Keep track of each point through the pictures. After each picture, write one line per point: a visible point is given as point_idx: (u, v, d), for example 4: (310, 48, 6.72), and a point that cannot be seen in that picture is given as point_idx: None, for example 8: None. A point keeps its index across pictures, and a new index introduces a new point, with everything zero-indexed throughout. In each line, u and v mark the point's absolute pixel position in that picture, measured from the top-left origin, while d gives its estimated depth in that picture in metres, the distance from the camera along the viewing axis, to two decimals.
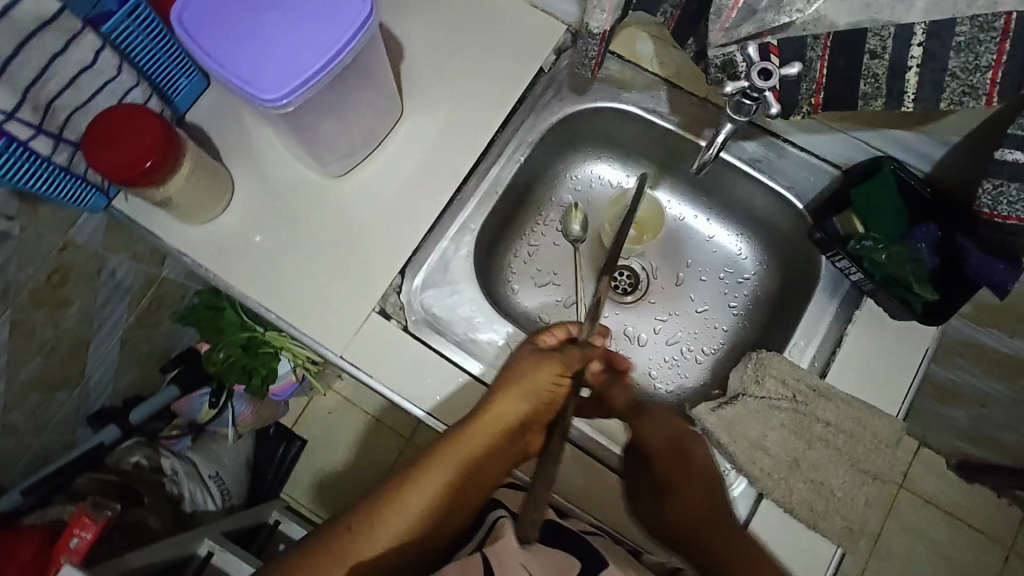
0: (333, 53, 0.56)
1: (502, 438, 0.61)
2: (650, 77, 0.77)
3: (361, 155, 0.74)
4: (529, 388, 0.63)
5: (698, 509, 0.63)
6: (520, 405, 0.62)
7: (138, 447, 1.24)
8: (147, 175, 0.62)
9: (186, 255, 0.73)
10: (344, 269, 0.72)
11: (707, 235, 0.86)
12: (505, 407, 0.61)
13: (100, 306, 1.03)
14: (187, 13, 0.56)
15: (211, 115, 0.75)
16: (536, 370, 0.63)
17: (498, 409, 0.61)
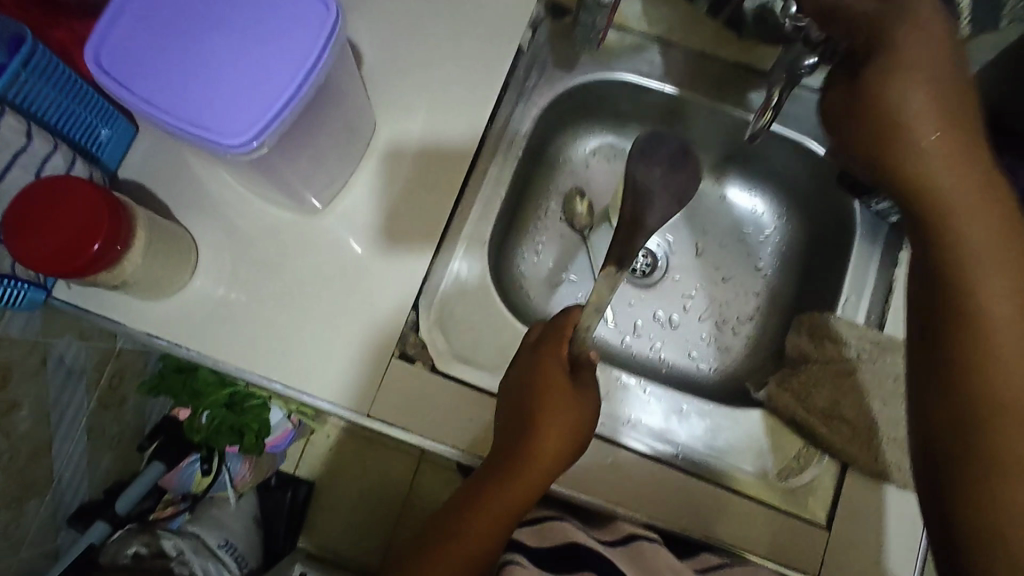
0: (305, 71, 0.46)
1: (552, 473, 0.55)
2: (639, 38, 0.70)
3: (339, 182, 0.64)
4: (571, 416, 0.56)
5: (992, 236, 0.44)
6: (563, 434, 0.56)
7: (133, 537, 1.07)
8: (98, 260, 0.51)
9: (157, 337, 0.62)
10: (348, 315, 0.62)
11: (718, 197, 0.81)
12: (549, 438, 0.55)
13: (56, 397, 0.89)
14: (106, 55, 0.45)
15: (150, 168, 0.64)
16: (550, 376, 0.57)
17: (547, 443, 0.54)
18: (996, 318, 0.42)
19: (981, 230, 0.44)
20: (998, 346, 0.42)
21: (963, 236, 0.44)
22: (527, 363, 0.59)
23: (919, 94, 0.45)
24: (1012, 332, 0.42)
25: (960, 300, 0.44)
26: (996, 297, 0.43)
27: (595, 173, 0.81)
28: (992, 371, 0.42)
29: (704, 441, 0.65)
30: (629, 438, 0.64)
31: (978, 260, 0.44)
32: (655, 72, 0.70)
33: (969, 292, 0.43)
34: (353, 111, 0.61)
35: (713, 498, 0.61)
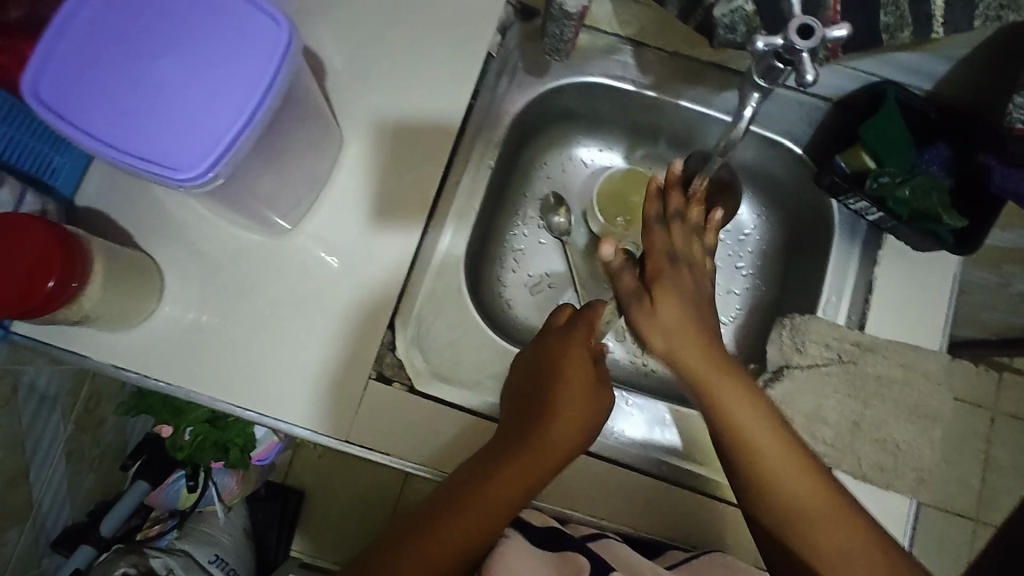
0: (258, 95, 0.44)
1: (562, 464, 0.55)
2: (611, 38, 0.68)
3: (307, 201, 0.62)
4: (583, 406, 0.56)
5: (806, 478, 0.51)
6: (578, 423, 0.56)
7: (121, 557, 1.00)
8: (52, 300, 0.49)
9: (126, 369, 0.60)
10: (321, 337, 0.61)
11: None
12: (565, 427, 0.55)
13: (29, 425, 0.87)
14: (47, 85, 0.43)
15: (109, 193, 0.61)
16: (571, 364, 0.57)
17: (561, 430, 0.55)
18: (758, 439, 0.52)
19: (719, 372, 0.53)
20: (762, 458, 0.51)
21: (711, 379, 0.53)
22: (542, 357, 0.58)
23: (668, 301, 0.55)
24: (762, 446, 0.52)
25: (718, 428, 0.53)
26: (754, 429, 0.52)
27: (572, 177, 0.79)
28: (785, 493, 0.51)
29: (686, 447, 0.65)
30: (610, 449, 0.63)
31: (720, 394, 0.53)
32: (628, 74, 0.69)
33: (723, 417, 0.53)
34: (317, 128, 0.59)
35: (696, 505, 0.61)
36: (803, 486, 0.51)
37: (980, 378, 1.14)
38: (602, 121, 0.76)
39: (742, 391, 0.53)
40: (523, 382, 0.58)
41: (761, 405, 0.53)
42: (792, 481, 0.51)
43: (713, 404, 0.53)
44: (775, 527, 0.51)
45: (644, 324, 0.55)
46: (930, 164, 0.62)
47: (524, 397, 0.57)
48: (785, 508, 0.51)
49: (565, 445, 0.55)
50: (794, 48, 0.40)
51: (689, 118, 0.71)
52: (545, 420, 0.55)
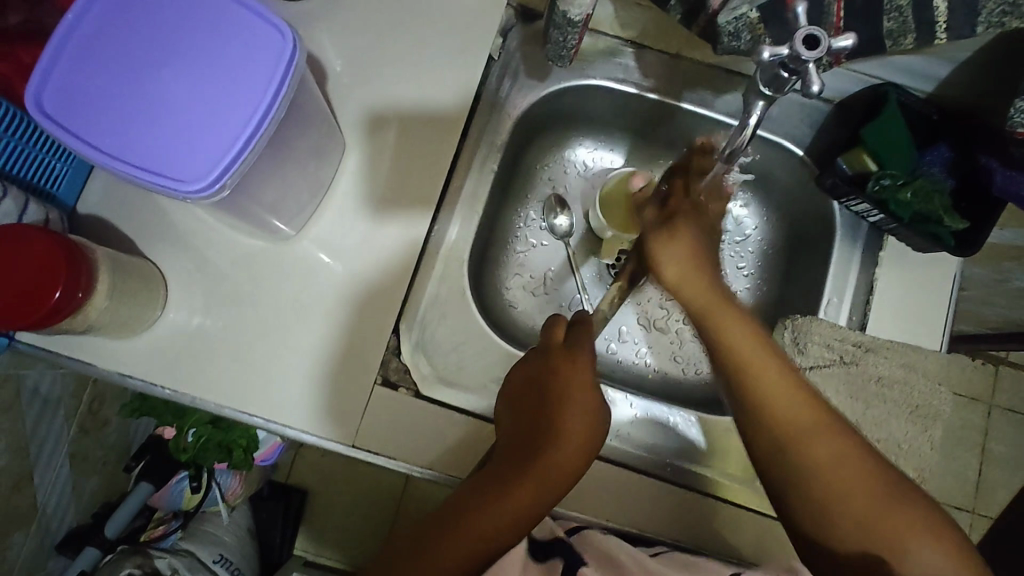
0: (262, 108, 0.44)
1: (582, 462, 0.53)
2: (613, 41, 0.68)
3: (310, 207, 0.62)
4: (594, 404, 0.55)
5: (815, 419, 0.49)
6: (591, 416, 0.54)
7: (126, 558, 1.00)
8: (59, 311, 0.49)
9: (131, 377, 0.60)
10: (325, 344, 0.61)
11: None
12: (580, 422, 0.54)
13: (32, 430, 0.87)
14: (50, 99, 0.43)
15: (111, 201, 0.61)
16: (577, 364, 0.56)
17: (576, 422, 0.53)
18: (786, 408, 0.49)
19: (746, 338, 0.51)
20: (792, 428, 0.48)
21: (737, 340, 0.51)
22: (537, 371, 0.57)
23: (683, 240, 0.56)
24: (789, 411, 0.49)
25: (744, 398, 0.50)
26: (783, 394, 0.49)
27: (574, 179, 0.79)
28: (809, 456, 0.48)
29: (688, 449, 0.65)
30: (612, 450, 0.63)
31: (749, 363, 0.50)
32: (630, 77, 0.69)
33: (752, 383, 0.50)
34: (320, 135, 0.59)
35: (699, 506, 0.61)
36: (845, 457, 0.47)
37: (977, 370, 1.16)
38: (603, 122, 0.76)
39: (772, 362, 0.50)
40: (515, 396, 0.56)
41: (793, 376, 0.50)
42: (823, 455, 0.47)
43: (742, 371, 0.50)
44: (811, 512, 0.48)
45: (671, 275, 0.55)
46: (930, 166, 0.63)
47: (521, 410, 0.55)
48: (822, 486, 0.47)
49: (572, 459, 0.52)
50: (800, 58, 0.40)
51: (691, 119, 0.71)
52: (547, 432, 0.53)
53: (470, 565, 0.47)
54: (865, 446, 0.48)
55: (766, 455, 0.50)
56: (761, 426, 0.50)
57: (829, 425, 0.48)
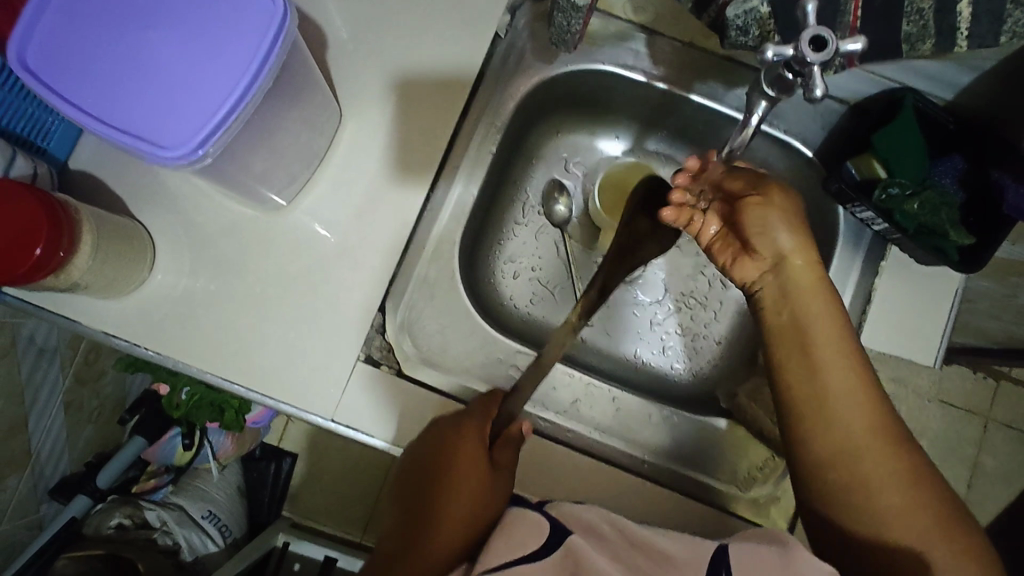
0: (249, 73, 0.42)
1: (488, 484, 0.54)
2: (624, 25, 0.66)
3: (304, 177, 0.62)
4: (468, 458, 0.54)
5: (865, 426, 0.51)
6: (472, 461, 0.55)
7: (115, 508, 1.09)
8: (40, 267, 0.49)
9: (115, 337, 0.60)
10: (312, 318, 0.61)
11: None
12: (467, 458, 0.55)
13: (27, 379, 0.88)
14: (32, 53, 0.42)
15: (103, 159, 0.61)
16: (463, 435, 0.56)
17: (465, 455, 0.55)
18: (848, 424, 0.51)
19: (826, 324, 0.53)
20: (846, 438, 0.51)
21: (820, 354, 0.53)
22: (425, 440, 0.57)
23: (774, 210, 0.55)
24: (847, 415, 0.52)
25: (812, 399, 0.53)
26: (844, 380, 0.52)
27: (577, 167, 0.78)
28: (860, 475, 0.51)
29: (676, 450, 0.63)
30: (591, 443, 0.63)
31: (818, 369, 0.53)
32: (639, 63, 0.67)
33: (822, 363, 0.53)
34: (312, 106, 0.57)
35: (672, 502, 0.61)
36: (872, 478, 0.50)
37: (975, 383, 1.14)
38: (610, 110, 0.74)
39: (846, 375, 0.52)
40: (416, 456, 0.56)
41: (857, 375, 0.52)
42: (872, 469, 0.50)
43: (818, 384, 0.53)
44: (835, 481, 0.51)
45: (781, 256, 0.55)
46: (941, 177, 0.60)
47: (417, 472, 0.56)
48: (855, 467, 0.51)
49: (465, 519, 0.51)
50: (805, 59, 0.39)
51: (700, 112, 0.69)
52: (442, 498, 0.53)
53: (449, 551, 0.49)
54: (914, 464, 0.51)
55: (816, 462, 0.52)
56: (819, 398, 0.52)
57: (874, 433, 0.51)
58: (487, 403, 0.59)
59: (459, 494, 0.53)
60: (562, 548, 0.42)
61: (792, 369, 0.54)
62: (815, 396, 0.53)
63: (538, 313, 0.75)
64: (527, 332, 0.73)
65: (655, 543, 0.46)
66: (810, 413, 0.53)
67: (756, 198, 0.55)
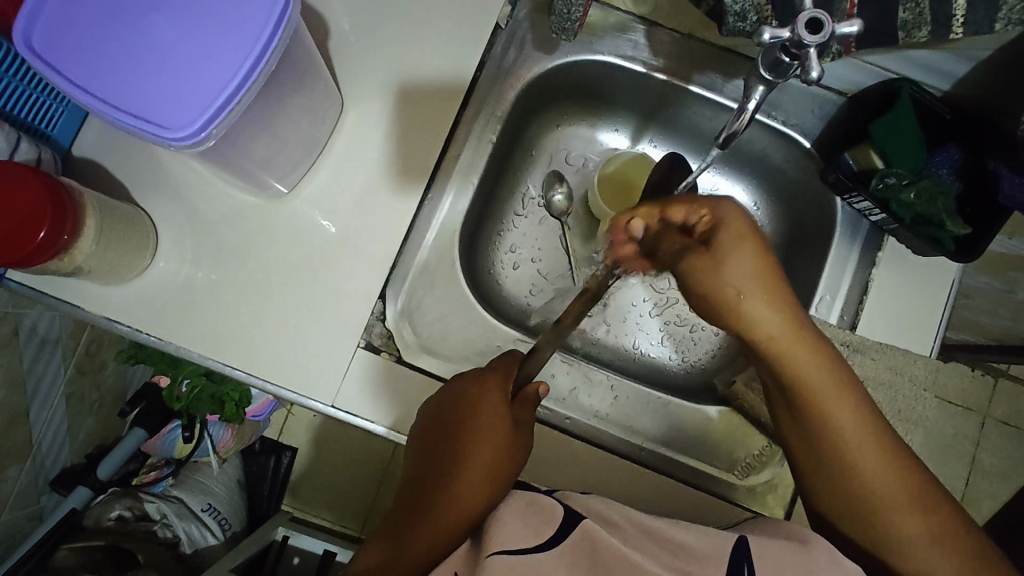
0: (252, 56, 0.43)
1: (509, 442, 0.54)
2: (624, 16, 0.67)
3: (306, 165, 0.62)
4: (489, 416, 0.55)
5: (894, 488, 0.46)
6: (493, 419, 0.55)
7: (116, 500, 1.09)
8: (44, 249, 0.50)
9: (117, 322, 0.60)
10: (312, 304, 0.61)
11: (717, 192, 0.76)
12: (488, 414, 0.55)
13: (29, 368, 0.89)
14: (38, 34, 0.42)
15: (107, 146, 0.61)
16: (482, 396, 0.56)
17: (485, 411, 0.55)
18: (874, 483, 0.46)
19: (825, 377, 0.45)
20: (874, 499, 0.46)
21: (835, 416, 0.46)
22: (445, 399, 0.57)
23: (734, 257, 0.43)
24: (874, 476, 0.46)
25: (827, 460, 0.47)
26: (855, 432, 0.46)
27: (577, 158, 0.78)
28: (893, 537, 0.46)
29: (674, 439, 0.64)
30: (590, 430, 0.63)
31: (833, 433, 0.46)
32: (639, 54, 0.67)
33: (833, 427, 0.46)
34: (314, 94, 0.58)
35: (669, 490, 0.61)
36: (911, 540, 0.46)
37: (972, 380, 1.14)
38: (610, 101, 0.75)
39: (864, 434, 0.46)
40: (438, 413, 0.56)
41: (875, 432, 0.47)
42: (907, 530, 0.46)
43: (835, 446, 0.47)
44: (868, 542, 0.47)
45: (759, 319, 0.44)
46: (938, 168, 0.61)
47: (439, 424, 0.55)
48: (884, 533, 0.46)
49: (491, 471, 0.51)
50: (802, 41, 0.41)
51: (700, 103, 0.69)
52: (464, 454, 0.53)
53: (478, 502, 0.49)
54: (954, 518, 0.46)
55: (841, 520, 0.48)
56: (836, 463, 0.47)
57: (908, 487, 0.46)
58: (507, 360, 0.60)
59: (482, 451, 0.53)
60: (576, 534, 0.43)
61: (804, 431, 0.48)
62: (829, 455, 0.47)
63: (537, 303, 0.75)
64: (526, 322, 0.73)
65: (667, 534, 0.47)
66: (832, 474, 0.47)
67: (701, 260, 0.44)
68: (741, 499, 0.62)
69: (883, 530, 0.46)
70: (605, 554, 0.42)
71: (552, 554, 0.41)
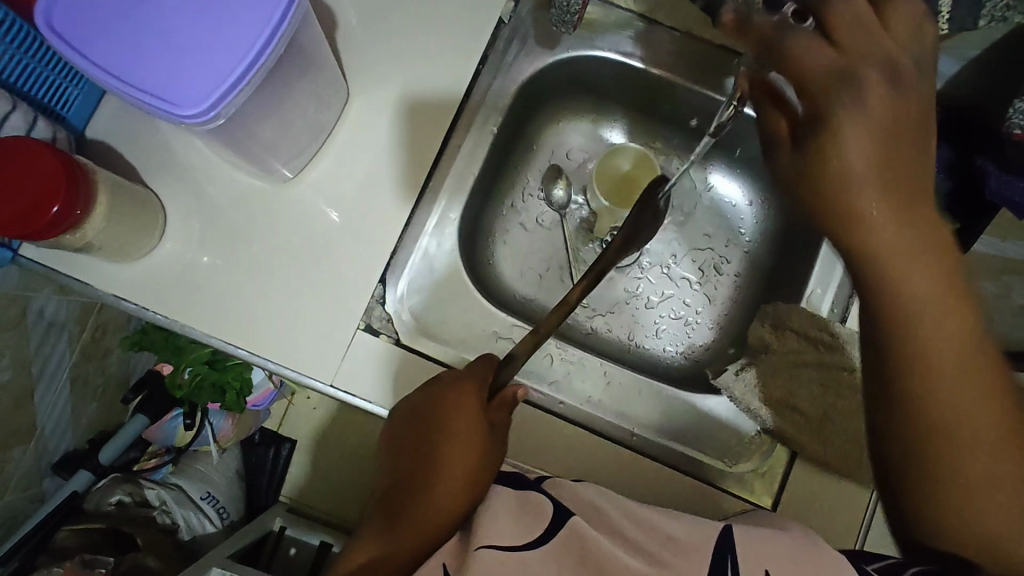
0: (262, 40, 0.45)
1: (484, 447, 0.55)
2: (624, 14, 0.69)
3: (311, 151, 0.64)
4: (465, 424, 0.55)
5: (976, 415, 0.43)
6: (469, 425, 0.56)
7: (117, 485, 1.11)
8: (56, 223, 0.51)
9: (125, 300, 0.62)
10: (313, 286, 0.63)
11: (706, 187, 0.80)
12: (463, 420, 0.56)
13: (35, 351, 0.91)
14: (56, 13, 0.44)
15: (119, 130, 0.63)
16: (458, 400, 0.56)
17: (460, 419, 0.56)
18: (953, 415, 0.43)
19: (951, 349, 0.43)
20: (953, 429, 0.43)
21: (925, 332, 0.43)
22: (423, 402, 0.58)
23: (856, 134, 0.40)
24: (951, 404, 0.43)
25: (911, 389, 0.43)
26: (948, 342, 0.43)
27: (576, 152, 0.80)
28: (958, 479, 0.43)
29: (666, 425, 0.65)
30: (582, 415, 0.64)
31: (919, 354, 0.43)
32: (637, 51, 0.69)
33: (921, 343, 0.43)
34: (320, 81, 0.59)
35: (659, 475, 0.63)
36: (980, 477, 0.43)
37: None
38: (609, 97, 0.77)
39: (956, 357, 0.43)
40: (415, 416, 0.57)
41: (967, 353, 0.43)
42: (977, 469, 0.43)
43: (917, 367, 0.43)
44: (934, 487, 0.44)
45: (851, 190, 0.41)
46: None
47: (417, 426, 0.57)
48: (950, 475, 0.43)
49: (466, 479, 0.53)
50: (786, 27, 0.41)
51: (697, 99, 0.71)
52: (441, 462, 0.55)
53: (453, 510, 0.51)
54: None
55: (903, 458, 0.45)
56: (916, 386, 0.43)
57: (988, 418, 0.43)
58: (484, 363, 0.60)
59: (458, 458, 0.54)
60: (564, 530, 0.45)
61: (890, 350, 0.44)
62: (909, 373, 0.43)
63: (535, 293, 0.77)
64: (524, 311, 0.75)
65: (660, 527, 0.48)
66: (908, 403, 0.44)
67: (829, 136, 0.40)
68: (732, 487, 0.62)
69: (950, 472, 0.44)
70: (589, 550, 0.44)
71: (538, 554, 0.43)
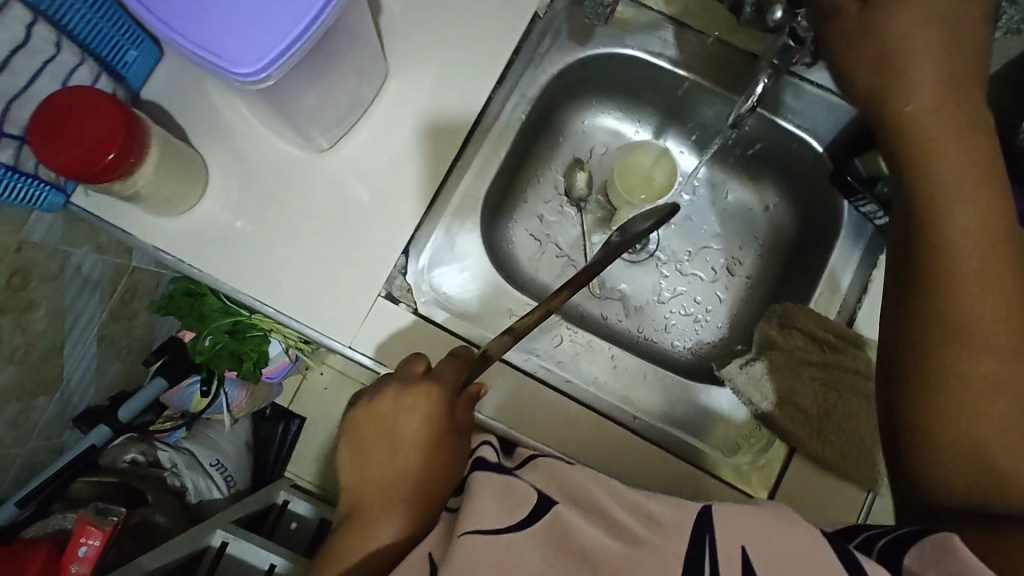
0: (314, 11, 0.49)
1: (446, 447, 0.55)
2: (655, 16, 0.72)
3: (348, 124, 0.68)
4: (429, 424, 0.56)
5: (998, 320, 0.44)
6: (432, 426, 0.56)
7: (132, 443, 1.14)
8: (111, 169, 0.55)
9: (164, 251, 0.66)
10: (340, 251, 0.66)
11: (722, 190, 0.83)
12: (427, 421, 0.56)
13: (70, 305, 0.95)
14: None
15: (172, 93, 0.67)
16: (423, 399, 0.57)
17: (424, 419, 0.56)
18: (974, 314, 0.44)
19: (979, 252, 0.45)
20: (972, 329, 0.44)
21: (957, 227, 0.45)
22: (390, 402, 0.58)
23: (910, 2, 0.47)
24: (971, 305, 0.44)
25: (931, 281, 0.46)
26: (975, 242, 0.45)
27: (600, 148, 0.83)
28: (967, 390, 0.43)
29: (669, 414, 0.67)
30: (588, 397, 0.66)
31: (946, 246, 0.46)
32: (666, 52, 0.72)
33: (950, 235, 0.45)
34: (363, 57, 0.63)
35: (658, 460, 0.64)
36: (993, 390, 0.43)
37: None
38: (636, 95, 0.79)
39: (987, 258, 0.45)
40: (382, 414, 0.58)
41: (998, 261, 0.45)
42: (988, 375, 0.43)
43: (943, 259, 0.46)
44: (943, 396, 0.44)
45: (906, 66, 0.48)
46: None
47: (383, 424, 0.58)
48: (957, 379, 0.44)
49: (428, 479, 0.54)
50: None
51: (721, 102, 0.73)
52: (403, 462, 0.55)
53: (416, 513, 0.52)
54: None
55: (914, 363, 0.46)
56: (936, 282, 0.46)
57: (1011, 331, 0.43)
58: (454, 360, 0.60)
59: (422, 459, 0.55)
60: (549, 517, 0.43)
61: (918, 241, 0.47)
62: (931, 267, 0.46)
63: (550, 279, 0.79)
64: (538, 295, 0.78)
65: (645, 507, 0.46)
66: (927, 297, 0.46)
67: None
68: (730, 479, 0.64)
69: (961, 379, 0.44)
70: (575, 538, 0.42)
71: (521, 538, 0.42)
